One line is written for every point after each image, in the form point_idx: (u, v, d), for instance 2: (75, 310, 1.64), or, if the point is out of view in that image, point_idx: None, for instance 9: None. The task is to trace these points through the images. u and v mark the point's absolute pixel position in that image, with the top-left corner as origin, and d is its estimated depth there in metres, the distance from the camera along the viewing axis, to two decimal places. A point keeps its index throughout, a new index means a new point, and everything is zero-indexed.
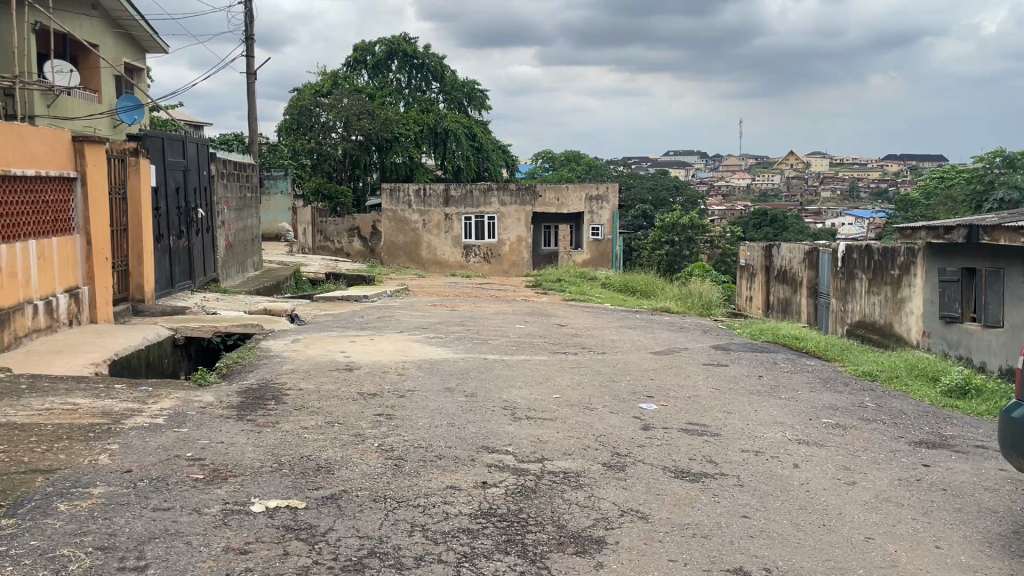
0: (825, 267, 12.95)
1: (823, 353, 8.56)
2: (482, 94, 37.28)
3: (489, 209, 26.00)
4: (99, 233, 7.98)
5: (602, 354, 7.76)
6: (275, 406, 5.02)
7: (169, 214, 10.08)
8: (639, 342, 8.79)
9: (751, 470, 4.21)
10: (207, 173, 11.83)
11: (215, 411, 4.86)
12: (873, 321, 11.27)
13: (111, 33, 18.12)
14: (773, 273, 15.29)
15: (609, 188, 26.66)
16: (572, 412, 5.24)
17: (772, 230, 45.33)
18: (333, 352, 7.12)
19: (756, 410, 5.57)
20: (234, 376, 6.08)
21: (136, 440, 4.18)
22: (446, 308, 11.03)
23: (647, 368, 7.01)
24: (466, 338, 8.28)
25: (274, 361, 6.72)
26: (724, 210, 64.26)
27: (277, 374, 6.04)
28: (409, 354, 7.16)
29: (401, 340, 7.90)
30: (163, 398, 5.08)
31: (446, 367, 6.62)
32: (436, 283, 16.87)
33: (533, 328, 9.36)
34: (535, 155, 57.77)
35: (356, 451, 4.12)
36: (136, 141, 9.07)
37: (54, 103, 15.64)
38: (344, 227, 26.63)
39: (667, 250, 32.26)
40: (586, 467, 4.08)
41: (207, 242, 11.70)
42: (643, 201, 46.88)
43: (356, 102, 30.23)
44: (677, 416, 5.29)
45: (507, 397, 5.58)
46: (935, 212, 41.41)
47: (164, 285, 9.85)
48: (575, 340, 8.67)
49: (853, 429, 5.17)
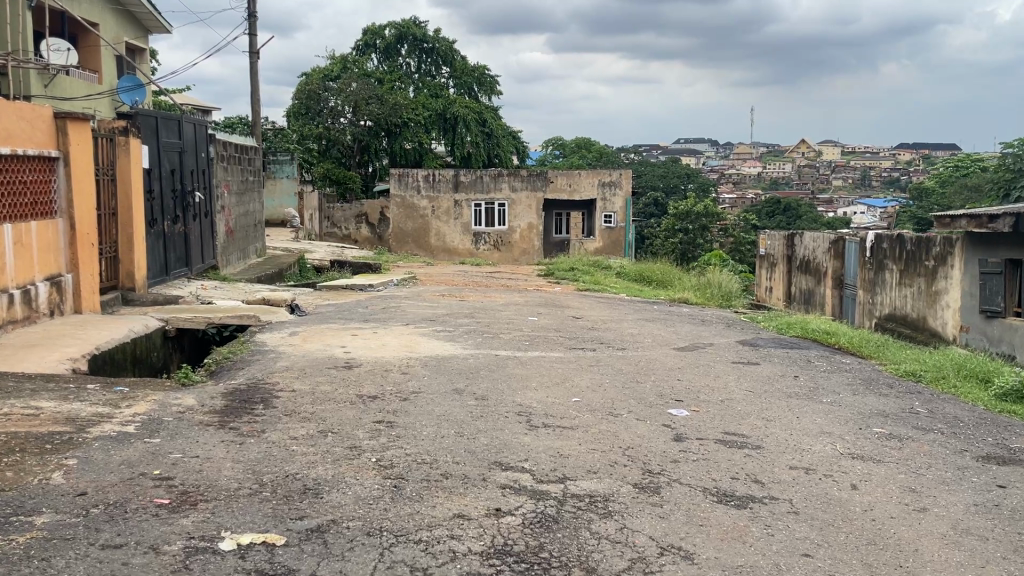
0: (852, 257, 12.36)
1: (858, 350, 7.97)
2: (492, 78, 36.64)
3: (499, 195, 25.44)
4: (84, 216, 7.46)
5: (622, 351, 7.19)
6: (263, 411, 4.48)
7: (163, 197, 9.54)
8: (661, 337, 8.20)
9: (805, 494, 3.66)
10: (205, 155, 11.29)
11: (195, 417, 4.32)
12: (905, 315, 10.67)
13: (112, 11, 17.60)
14: (795, 263, 14.67)
15: (621, 174, 26.11)
16: (594, 419, 4.70)
17: (786, 218, 44.66)
18: (331, 347, 6.57)
19: (798, 417, 5.01)
20: (222, 375, 5.53)
21: (99, 454, 3.65)
22: (454, 299, 10.49)
23: (673, 367, 6.44)
24: (475, 332, 7.72)
25: (268, 357, 6.18)
26: (736, 198, 63.49)
27: (269, 373, 5.51)
28: (414, 350, 6.61)
29: (405, 334, 7.34)
30: (138, 402, 4.55)
31: (454, 365, 6.06)
32: (446, 270, 16.33)
33: (547, 321, 8.79)
34: (545, 141, 57.02)
35: (350, 469, 3.58)
36: (126, 119, 8.51)
37: (50, 82, 15.11)
38: (351, 213, 26.03)
39: (680, 238, 31.65)
40: (616, 490, 3.53)
41: (206, 227, 11.17)
42: (655, 188, 46.17)
43: (364, 86, 29.68)
44: (712, 424, 4.73)
45: (521, 400, 5.04)
46: (951, 201, 40.61)
47: (157, 273, 9.32)
48: (592, 335, 8.10)
49: (910, 441, 4.61)
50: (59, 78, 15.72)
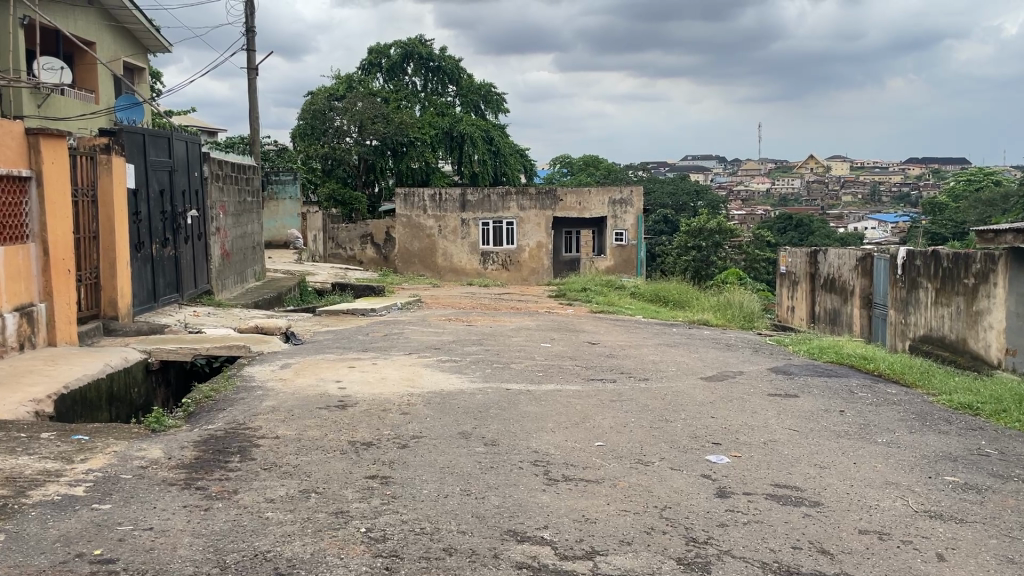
0: (882, 275, 11.74)
1: (899, 377, 7.32)
2: (499, 96, 36.24)
3: (508, 214, 24.88)
4: (61, 240, 6.89)
5: (645, 382, 6.54)
6: (239, 465, 3.87)
7: (151, 219, 8.99)
8: (686, 365, 7.54)
9: (885, 568, 3.02)
10: (199, 175, 10.74)
11: (159, 474, 3.71)
12: (942, 336, 9.99)
13: (109, 28, 17.16)
14: (818, 281, 14.04)
15: (632, 191, 25.48)
16: (623, 469, 4.08)
17: (797, 234, 44.07)
18: (325, 382, 5.95)
19: (856, 465, 4.38)
20: (201, 418, 4.92)
21: (32, 527, 3.03)
22: (461, 323, 9.88)
23: (704, 401, 5.79)
24: (485, 361, 7.09)
25: (253, 395, 5.56)
26: (745, 215, 62.94)
27: (252, 415, 4.88)
28: (417, 384, 5.99)
29: (407, 366, 6.72)
30: (95, 455, 3.94)
31: (460, 402, 5.42)
32: (453, 292, 15.72)
33: (561, 348, 8.16)
34: (553, 160, 56.57)
35: (334, 544, 2.96)
36: (110, 136, 7.95)
37: (44, 102, 14.67)
38: (356, 233, 25.52)
39: (693, 255, 31.05)
40: (657, 568, 2.90)
41: (199, 250, 10.60)
42: (664, 205, 45.64)
43: (370, 105, 29.29)
44: (758, 474, 4.09)
45: (537, 446, 4.42)
46: (965, 214, 39.97)
47: (144, 300, 8.73)
48: (611, 363, 7.47)
49: (992, 493, 3.97)
50: (53, 98, 15.25)
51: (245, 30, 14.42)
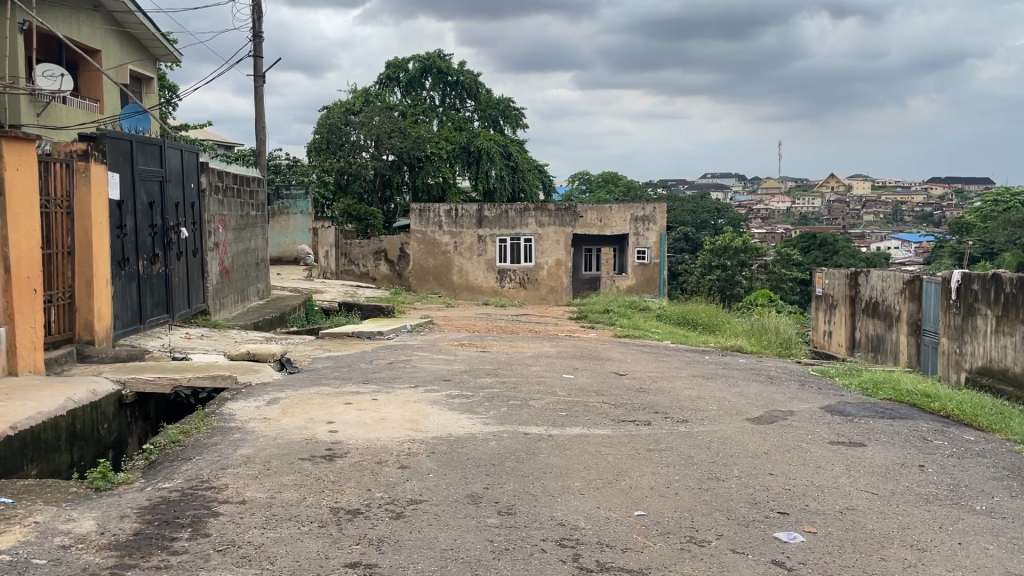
0: (933, 300, 10.84)
1: (973, 420, 6.41)
2: (517, 112, 35.58)
3: (526, 231, 24.12)
4: (26, 255, 6.14)
5: (685, 425, 5.67)
6: (187, 546, 3.05)
7: (138, 234, 8.25)
8: (726, 402, 6.67)
9: None
10: (196, 187, 10.01)
11: (79, 561, 2.89)
12: (1003, 369, 9.02)
13: (115, 36, 16.58)
14: (859, 305, 13.12)
15: (655, 208, 24.61)
16: (673, 553, 3.23)
17: (821, 254, 43.08)
18: (313, 424, 5.10)
19: (962, 547, 3.50)
20: (160, 473, 4.11)
21: None
22: (475, 349, 9.04)
23: (758, 453, 4.92)
24: (501, 397, 6.22)
25: (228, 440, 4.74)
26: (765, 234, 62.03)
27: (218, 470, 4.06)
28: (420, 426, 5.15)
29: (412, 402, 5.88)
30: (8, 530, 3.14)
31: (469, 452, 4.57)
32: (468, 314, 14.90)
33: (585, 381, 7.30)
34: (571, 176, 55.82)
35: None
36: (89, 141, 7.21)
37: (43, 110, 14.06)
38: (369, 249, 24.61)
39: (717, 275, 30.15)
40: None
41: (194, 266, 9.85)
42: (684, 223, 44.77)
43: (386, 120, 28.65)
44: (845, 562, 3.23)
45: (562, 517, 3.57)
46: (994, 235, 38.93)
47: (128, 322, 7.98)
48: (643, 399, 6.61)
49: None
50: (53, 107, 14.63)
51: (253, 35, 13.73)
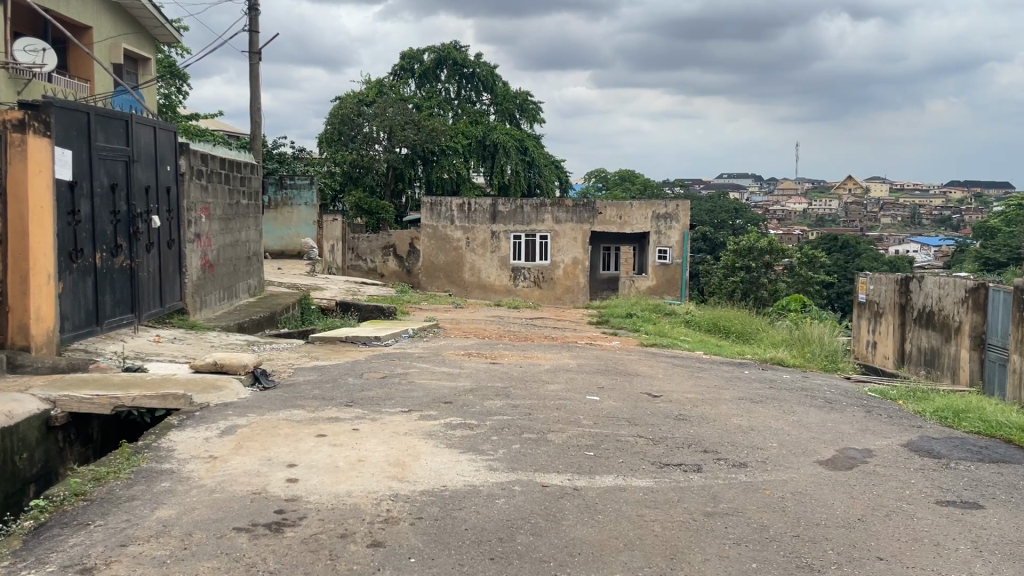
0: (1002, 310, 9.61)
1: None
2: (534, 106, 34.37)
3: (541, 227, 22.90)
4: None
5: (748, 472, 4.48)
6: None
7: (96, 221, 7.10)
8: (787, 437, 5.46)
9: None
10: (172, 170, 8.85)
11: None
12: None
13: (106, 11, 15.44)
14: (911, 314, 11.89)
15: (679, 205, 23.32)
16: None
17: (845, 256, 41.70)
18: (269, 469, 3.93)
19: None
20: (35, 549, 2.94)
21: None
22: (484, 362, 7.86)
23: (853, 521, 3.72)
24: (513, 429, 5.03)
25: (151, 491, 3.58)
26: (784, 235, 60.63)
27: (118, 548, 2.90)
28: (408, 473, 3.97)
29: (401, 435, 4.70)
30: None
31: (469, 517, 3.39)
32: (479, 316, 13.72)
33: (614, 404, 6.11)
34: (587, 174, 54.63)
35: None
36: (30, 110, 6.04)
37: (23, 88, 12.93)
38: (378, 244, 23.53)
39: (741, 277, 28.88)
40: None
41: (168, 260, 8.70)
42: (703, 223, 43.50)
43: (400, 111, 27.50)
44: None
45: None
46: None
47: (80, 325, 6.85)
48: (686, 431, 5.42)
49: None
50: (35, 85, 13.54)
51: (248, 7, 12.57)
